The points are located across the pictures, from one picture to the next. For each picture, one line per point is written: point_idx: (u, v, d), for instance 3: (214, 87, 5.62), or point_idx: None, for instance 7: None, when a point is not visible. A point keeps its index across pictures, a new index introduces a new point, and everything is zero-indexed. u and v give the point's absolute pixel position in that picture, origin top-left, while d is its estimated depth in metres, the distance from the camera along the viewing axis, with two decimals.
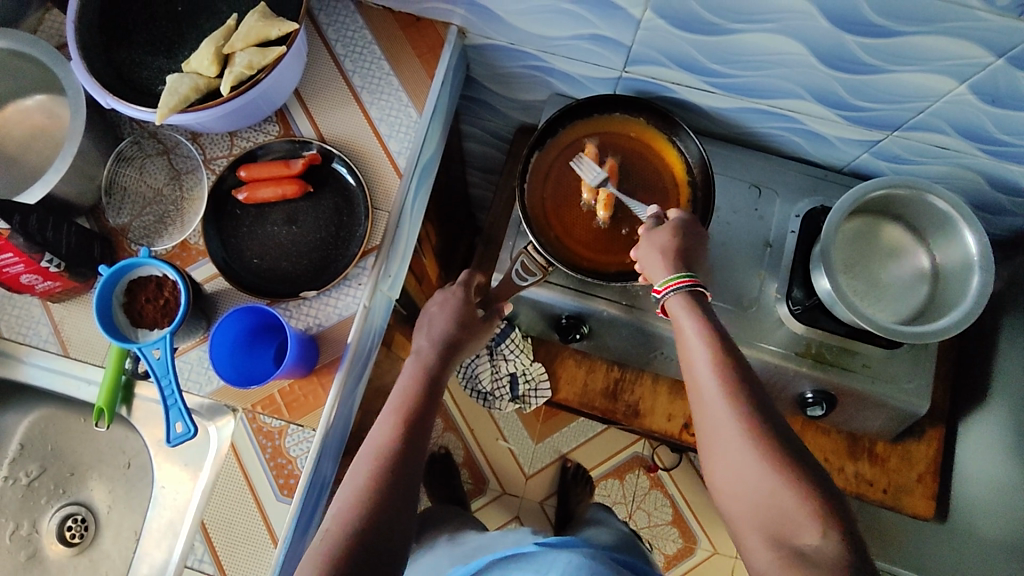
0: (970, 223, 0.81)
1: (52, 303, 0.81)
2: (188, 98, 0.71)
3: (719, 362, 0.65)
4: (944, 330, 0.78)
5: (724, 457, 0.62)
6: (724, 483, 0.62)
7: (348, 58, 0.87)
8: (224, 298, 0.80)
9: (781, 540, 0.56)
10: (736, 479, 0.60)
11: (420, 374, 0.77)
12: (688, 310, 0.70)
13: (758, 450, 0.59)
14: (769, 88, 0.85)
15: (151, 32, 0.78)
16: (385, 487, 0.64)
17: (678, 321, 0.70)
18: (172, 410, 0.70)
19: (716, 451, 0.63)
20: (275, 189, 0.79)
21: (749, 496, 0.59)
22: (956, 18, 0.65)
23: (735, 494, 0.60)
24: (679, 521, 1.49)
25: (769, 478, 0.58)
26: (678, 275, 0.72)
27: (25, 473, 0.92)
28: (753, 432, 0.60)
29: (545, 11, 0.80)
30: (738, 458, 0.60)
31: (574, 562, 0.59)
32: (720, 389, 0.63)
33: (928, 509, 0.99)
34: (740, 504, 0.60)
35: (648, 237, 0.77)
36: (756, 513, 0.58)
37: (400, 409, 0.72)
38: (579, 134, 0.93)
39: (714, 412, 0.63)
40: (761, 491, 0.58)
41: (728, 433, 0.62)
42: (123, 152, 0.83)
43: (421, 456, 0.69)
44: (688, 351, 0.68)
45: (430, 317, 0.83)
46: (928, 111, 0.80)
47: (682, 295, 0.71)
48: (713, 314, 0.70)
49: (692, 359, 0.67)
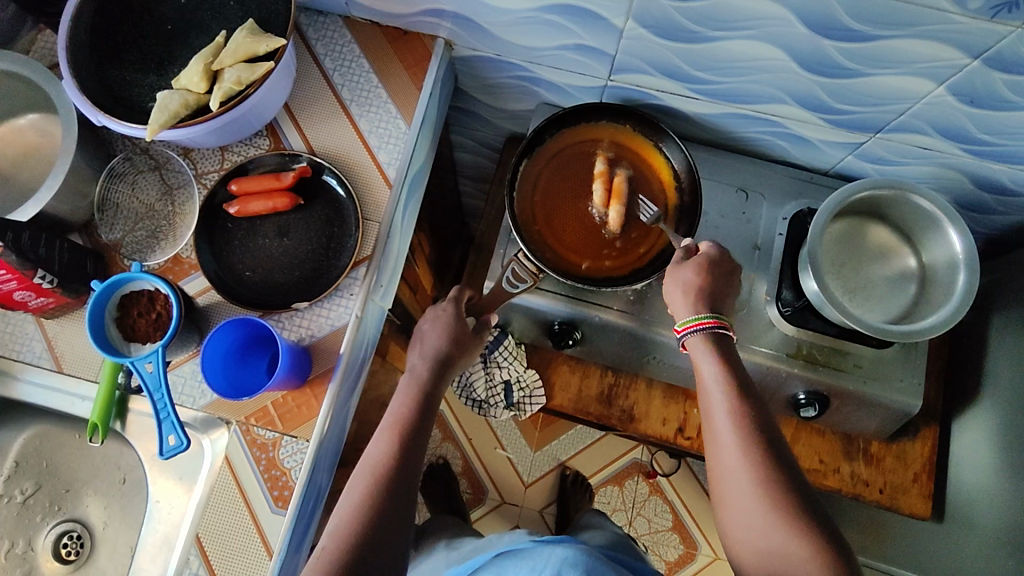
0: (956, 222, 0.82)
1: (46, 319, 0.81)
2: (178, 114, 0.72)
3: (734, 407, 0.68)
4: (933, 329, 0.79)
5: (734, 500, 0.64)
6: (732, 525, 0.64)
7: (337, 72, 0.88)
8: (217, 311, 0.80)
9: None
10: (742, 517, 0.63)
11: (414, 390, 0.77)
12: (709, 352, 0.72)
13: (763, 494, 0.62)
14: (752, 94, 0.86)
15: (142, 50, 0.79)
16: (379, 504, 0.65)
17: (698, 361, 0.73)
18: (165, 422, 0.70)
19: (726, 492, 0.66)
20: (267, 202, 0.80)
21: (752, 540, 0.62)
22: (930, 21, 0.66)
23: (741, 539, 0.63)
24: (679, 527, 1.49)
25: (776, 522, 0.61)
26: (703, 315, 0.74)
27: (21, 491, 0.92)
28: (762, 477, 0.63)
29: (530, 23, 0.81)
30: (745, 505, 0.63)
31: (570, 558, 0.60)
32: (734, 435, 0.66)
33: (925, 508, 1.00)
34: (745, 547, 0.63)
35: (673, 274, 0.76)
36: (761, 555, 0.61)
37: (394, 426, 0.73)
38: (566, 142, 0.94)
39: (726, 454, 0.66)
40: (764, 535, 0.61)
41: (737, 477, 0.65)
42: (115, 168, 0.84)
43: (416, 474, 0.70)
44: (706, 393, 0.70)
45: (422, 334, 0.83)
46: (909, 113, 0.81)
47: (705, 337, 0.73)
48: (733, 356, 0.72)
49: (710, 402, 0.70)
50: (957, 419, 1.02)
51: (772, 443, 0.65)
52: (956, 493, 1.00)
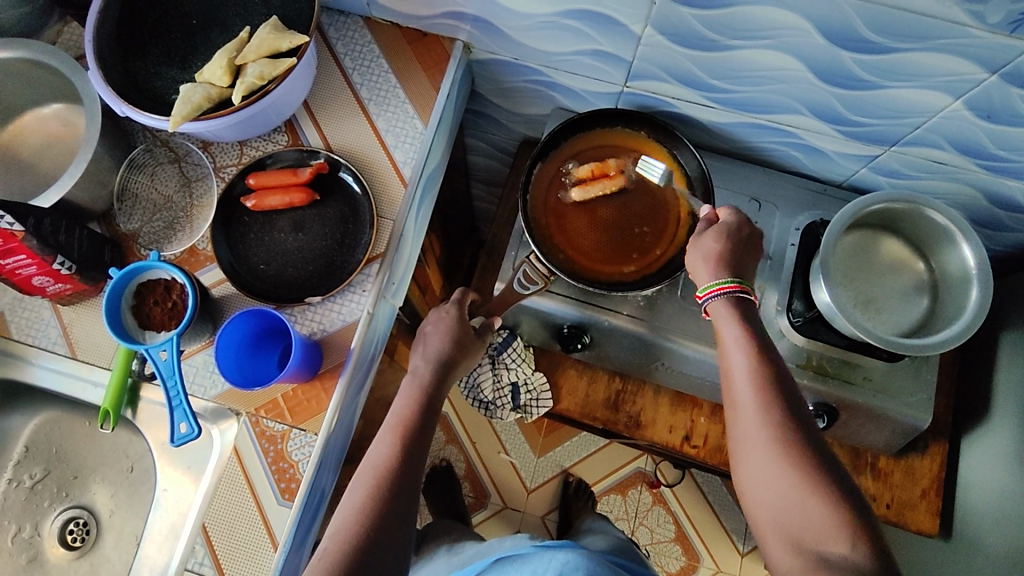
0: (969, 238, 0.82)
1: (62, 306, 0.82)
2: (200, 107, 0.73)
3: (756, 370, 0.67)
4: (943, 344, 0.78)
5: (753, 462, 0.64)
6: (751, 488, 0.64)
7: (356, 72, 0.89)
8: (230, 303, 0.81)
9: (801, 546, 0.59)
10: (761, 480, 0.63)
11: (416, 392, 0.77)
12: (732, 315, 0.71)
13: (783, 463, 0.62)
14: (768, 104, 0.87)
15: (166, 43, 0.80)
16: (381, 506, 0.66)
17: (720, 325, 0.72)
18: (177, 411, 0.71)
19: (745, 458, 0.65)
20: (283, 197, 0.81)
21: (772, 504, 0.62)
22: (949, 35, 0.67)
23: (760, 500, 0.63)
24: (682, 538, 1.48)
25: (795, 489, 0.60)
26: (724, 280, 0.73)
27: (29, 476, 0.93)
28: (784, 445, 0.62)
29: (549, 28, 0.82)
30: (764, 467, 0.63)
31: (571, 562, 0.61)
32: (753, 398, 0.66)
33: (932, 525, 0.99)
34: (765, 512, 0.62)
35: (694, 244, 0.77)
36: (779, 517, 0.61)
37: (396, 428, 0.73)
38: (580, 147, 0.95)
39: (746, 418, 0.66)
40: (784, 502, 0.61)
41: (757, 441, 0.64)
42: (136, 159, 0.85)
43: (418, 475, 0.70)
44: (728, 357, 0.70)
45: (425, 336, 0.83)
46: (925, 127, 0.82)
47: (728, 301, 0.72)
48: (756, 321, 0.71)
49: (730, 365, 0.69)
50: (966, 437, 1.01)
51: (801, 417, 0.65)
52: (963, 511, 1.00)
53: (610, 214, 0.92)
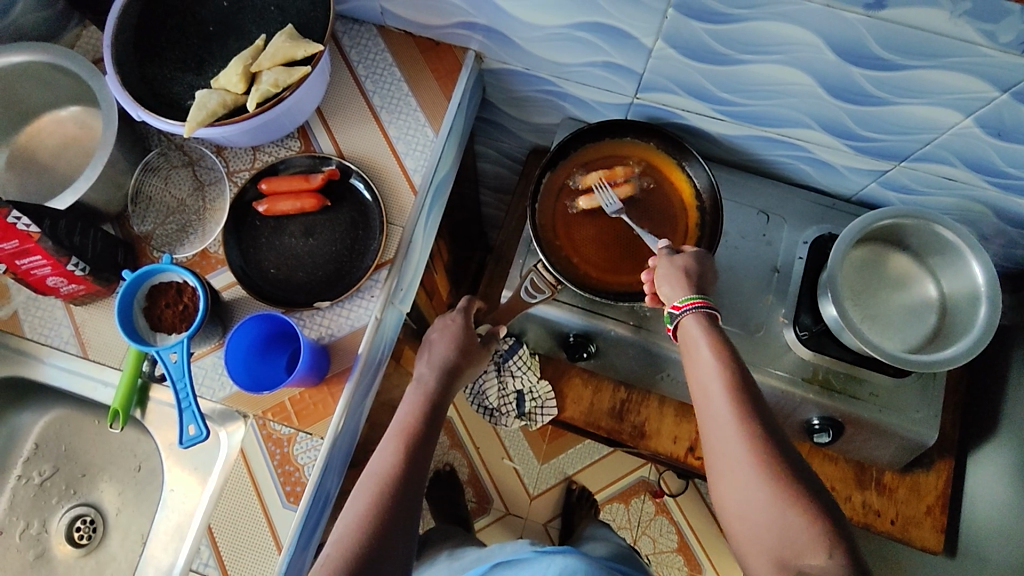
0: (978, 254, 0.82)
1: (75, 306, 0.84)
2: (216, 113, 0.74)
3: (729, 383, 0.65)
4: (952, 360, 0.78)
5: (732, 477, 0.62)
6: (731, 504, 0.61)
7: (369, 79, 0.90)
8: (240, 306, 0.82)
9: (782, 562, 0.57)
10: (740, 495, 0.60)
11: (420, 399, 0.78)
12: (703, 332, 0.70)
13: (760, 477, 0.59)
14: (777, 117, 0.87)
15: (183, 49, 0.81)
16: (384, 513, 0.66)
17: (692, 340, 0.71)
18: (186, 413, 0.72)
19: (723, 472, 0.63)
20: (295, 203, 0.82)
21: (751, 520, 0.59)
22: (960, 53, 0.67)
23: (741, 517, 0.60)
24: (685, 548, 1.48)
25: (773, 503, 0.58)
26: (691, 296, 0.73)
27: (38, 473, 0.94)
28: (761, 457, 0.60)
29: (560, 39, 0.83)
30: (742, 482, 0.60)
31: (570, 566, 0.61)
32: (727, 412, 0.64)
33: (936, 543, 0.98)
34: (747, 529, 0.60)
35: (667, 261, 0.77)
36: (759, 535, 0.58)
37: (400, 435, 0.73)
38: (589, 157, 0.95)
39: (721, 432, 0.63)
40: (762, 517, 0.58)
41: (734, 455, 0.62)
42: (150, 162, 0.87)
43: (421, 482, 0.71)
44: (699, 371, 0.68)
45: (431, 343, 0.84)
46: (935, 143, 0.82)
47: (700, 317, 0.71)
48: (725, 335, 0.70)
49: (703, 380, 0.67)
50: (973, 454, 1.01)
51: (777, 430, 0.63)
52: (968, 529, 0.99)
53: (618, 223, 0.93)
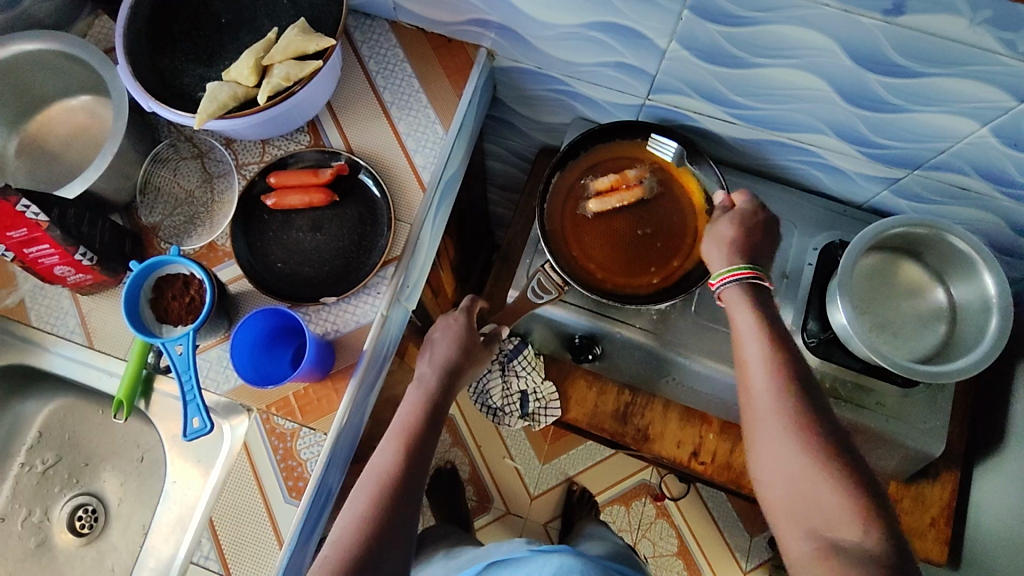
0: (991, 265, 0.81)
1: (81, 295, 0.83)
2: (227, 105, 0.74)
3: (771, 357, 0.66)
4: (961, 372, 0.77)
5: (768, 448, 0.63)
6: (766, 473, 0.63)
7: (380, 75, 0.90)
8: (247, 300, 0.82)
9: (816, 532, 0.58)
10: (774, 465, 0.62)
11: (421, 399, 0.77)
12: (745, 302, 0.70)
13: (800, 448, 0.60)
14: (790, 122, 0.86)
15: (195, 41, 0.81)
16: (383, 514, 0.66)
17: (733, 310, 0.70)
18: (190, 405, 0.71)
19: (759, 442, 0.64)
20: (303, 197, 0.81)
21: (786, 490, 0.61)
22: (978, 62, 0.66)
23: (775, 486, 0.62)
24: (684, 553, 1.47)
25: (811, 475, 0.59)
26: (737, 266, 0.71)
27: (42, 461, 0.94)
28: (800, 431, 0.61)
29: (574, 39, 0.82)
30: (779, 453, 0.62)
31: (565, 566, 0.63)
32: (769, 384, 0.64)
33: (940, 555, 0.98)
34: (780, 497, 0.61)
35: (710, 229, 0.76)
36: (793, 503, 0.60)
37: (402, 435, 0.73)
38: (599, 158, 0.95)
39: (761, 402, 0.64)
40: (796, 487, 0.60)
41: (773, 426, 0.63)
42: (160, 153, 0.86)
43: (421, 484, 0.70)
44: (741, 340, 0.68)
45: (432, 343, 0.82)
46: (950, 152, 0.81)
47: (742, 287, 0.70)
48: (769, 306, 0.70)
49: (745, 350, 0.68)
50: (979, 467, 1.00)
51: (819, 404, 0.64)
52: (972, 542, 0.98)
53: (627, 224, 0.92)
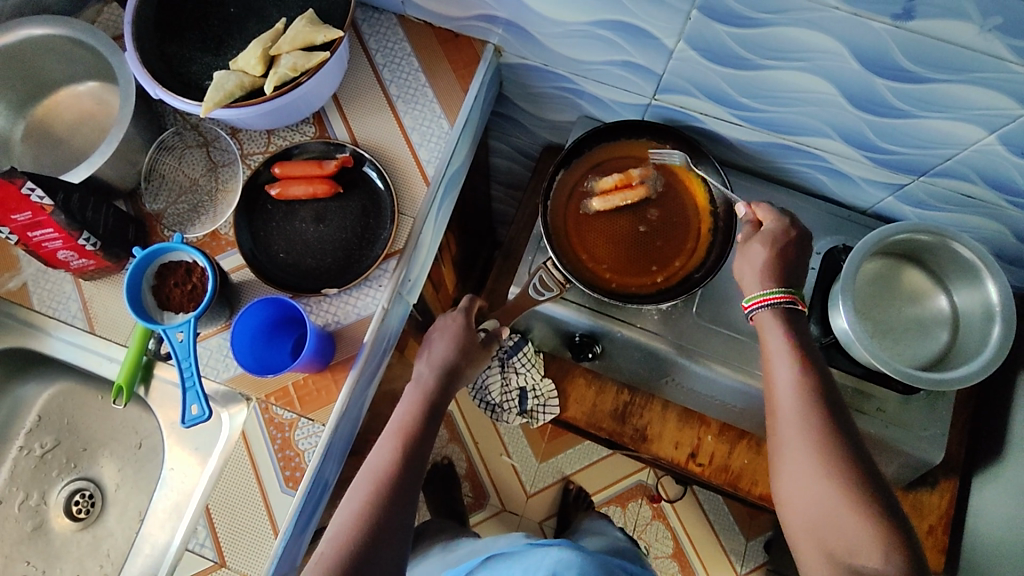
0: (993, 273, 0.81)
1: (83, 280, 0.84)
2: (233, 94, 0.74)
3: (802, 386, 0.69)
4: (962, 380, 0.77)
5: (794, 473, 0.65)
6: (791, 497, 0.65)
7: (387, 68, 0.90)
8: (248, 289, 0.82)
9: (836, 558, 0.60)
10: (800, 490, 0.65)
11: (419, 399, 0.77)
12: (778, 330, 0.72)
13: (827, 477, 0.63)
14: (796, 125, 0.86)
15: (203, 29, 0.81)
16: (379, 512, 0.66)
17: (765, 336, 0.73)
18: (189, 392, 0.71)
19: (785, 467, 0.67)
20: (307, 187, 0.81)
21: (811, 515, 0.63)
22: (987, 69, 0.66)
23: (800, 510, 0.64)
24: (679, 554, 1.48)
25: (836, 503, 0.62)
26: (774, 289, 0.73)
27: (40, 445, 0.94)
28: (826, 459, 0.64)
29: (582, 37, 0.82)
30: (805, 480, 0.64)
31: (565, 561, 0.65)
32: (797, 406, 0.68)
33: (936, 563, 0.99)
34: (804, 521, 0.64)
35: (742, 252, 0.77)
36: (816, 528, 0.63)
37: (399, 435, 0.73)
38: (603, 157, 0.95)
39: (789, 429, 0.67)
40: (821, 513, 0.63)
41: (800, 453, 0.65)
42: (166, 141, 0.87)
43: (418, 483, 0.71)
44: (772, 368, 0.71)
45: (431, 342, 0.82)
46: (956, 159, 0.81)
47: (775, 312, 0.73)
48: (802, 335, 0.72)
49: (775, 378, 0.71)
50: (977, 476, 1.00)
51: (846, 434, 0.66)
52: (968, 551, 0.98)
53: (630, 224, 0.92)
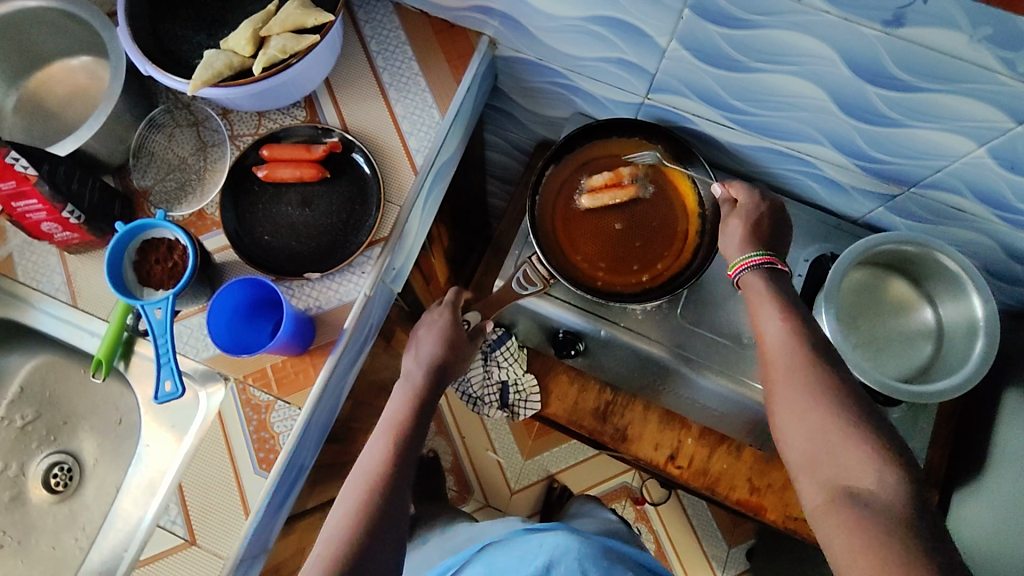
0: (979, 286, 0.80)
1: (68, 254, 0.85)
2: (222, 73, 0.74)
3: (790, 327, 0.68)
4: (942, 394, 0.77)
5: (792, 407, 0.63)
6: (791, 432, 0.63)
7: (380, 56, 0.90)
8: (231, 269, 0.82)
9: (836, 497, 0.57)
10: (799, 421, 0.62)
11: (408, 397, 0.77)
12: (760, 280, 0.72)
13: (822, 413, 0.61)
14: (788, 130, 0.86)
15: (196, 9, 0.81)
16: (376, 509, 0.66)
17: (749, 288, 0.73)
18: (164, 367, 0.72)
19: (781, 403, 0.65)
20: (295, 171, 0.82)
21: (813, 447, 0.61)
22: (976, 79, 0.65)
23: (802, 442, 0.62)
24: (661, 558, 1.47)
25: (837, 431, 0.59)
26: (755, 253, 0.73)
27: (21, 417, 0.95)
28: (821, 394, 0.62)
29: (575, 31, 0.82)
30: (803, 411, 0.62)
31: (563, 546, 0.65)
32: (787, 346, 0.67)
33: None
34: (806, 458, 0.61)
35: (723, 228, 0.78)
36: (819, 459, 0.60)
37: (391, 433, 0.74)
38: (594, 154, 0.94)
39: (783, 363, 0.66)
40: (823, 441, 0.60)
41: (796, 385, 0.64)
42: (156, 118, 0.87)
43: (410, 479, 0.71)
44: (759, 311, 0.71)
45: (418, 339, 0.82)
46: (946, 170, 0.80)
47: (759, 273, 0.72)
48: (786, 289, 0.72)
49: (763, 320, 0.70)
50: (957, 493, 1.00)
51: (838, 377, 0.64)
52: None
53: (617, 222, 0.92)
